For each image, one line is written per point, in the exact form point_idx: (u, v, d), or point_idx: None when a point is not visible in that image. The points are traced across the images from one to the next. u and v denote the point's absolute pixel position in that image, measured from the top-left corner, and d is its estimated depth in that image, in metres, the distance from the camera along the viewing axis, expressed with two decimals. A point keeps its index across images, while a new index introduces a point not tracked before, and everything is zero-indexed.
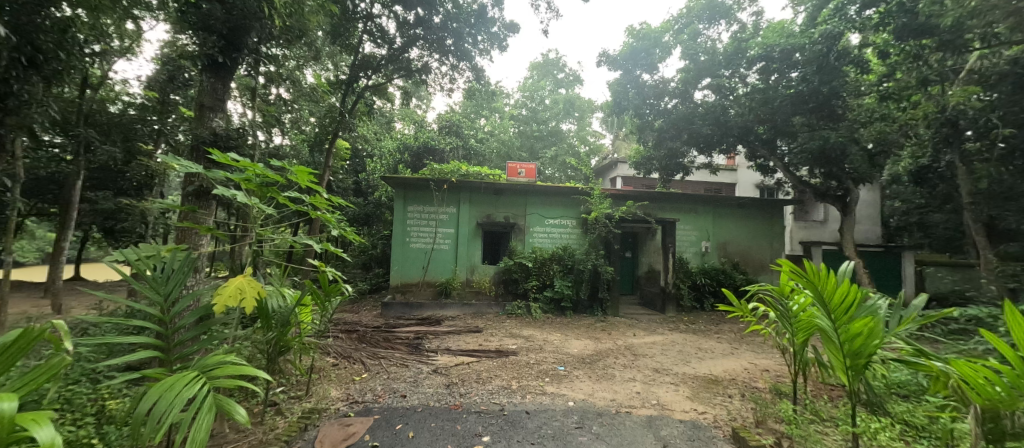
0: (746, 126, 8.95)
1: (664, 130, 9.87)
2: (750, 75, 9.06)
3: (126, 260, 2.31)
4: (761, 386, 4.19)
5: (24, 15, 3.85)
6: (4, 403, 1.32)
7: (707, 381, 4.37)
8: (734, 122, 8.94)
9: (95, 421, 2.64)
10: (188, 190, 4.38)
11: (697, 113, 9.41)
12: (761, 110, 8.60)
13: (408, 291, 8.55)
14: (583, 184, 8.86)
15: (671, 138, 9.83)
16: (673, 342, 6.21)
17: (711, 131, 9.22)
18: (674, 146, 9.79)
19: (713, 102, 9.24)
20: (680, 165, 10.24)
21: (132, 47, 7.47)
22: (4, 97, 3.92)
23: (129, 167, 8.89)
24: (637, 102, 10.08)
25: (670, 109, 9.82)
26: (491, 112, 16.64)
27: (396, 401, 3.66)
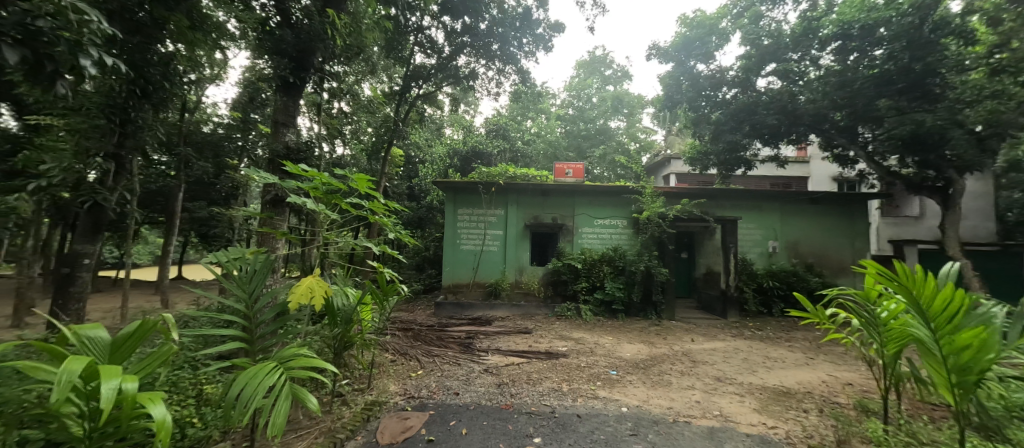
0: (820, 113, 8.04)
1: (722, 123, 9.18)
2: (824, 57, 8.27)
3: (218, 261, 2.55)
4: (844, 401, 3.76)
5: (137, 53, 4.36)
6: (128, 382, 1.48)
7: (779, 393, 3.99)
8: (803, 110, 8.09)
9: (195, 403, 2.75)
10: (267, 199, 4.77)
11: (759, 102, 8.65)
12: (837, 95, 7.70)
13: (458, 292, 8.75)
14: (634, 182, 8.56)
15: (731, 131, 9.09)
16: (738, 350, 5.77)
17: (777, 121, 8.46)
18: (734, 139, 9.02)
19: (780, 88, 8.41)
20: (742, 159, 9.54)
21: (220, 74, 8.21)
22: (125, 123, 4.88)
23: (219, 180, 10.01)
24: (693, 94, 9.52)
25: (729, 100, 9.16)
26: (537, 114, 16.65)
27: (450, 398, 3.73)
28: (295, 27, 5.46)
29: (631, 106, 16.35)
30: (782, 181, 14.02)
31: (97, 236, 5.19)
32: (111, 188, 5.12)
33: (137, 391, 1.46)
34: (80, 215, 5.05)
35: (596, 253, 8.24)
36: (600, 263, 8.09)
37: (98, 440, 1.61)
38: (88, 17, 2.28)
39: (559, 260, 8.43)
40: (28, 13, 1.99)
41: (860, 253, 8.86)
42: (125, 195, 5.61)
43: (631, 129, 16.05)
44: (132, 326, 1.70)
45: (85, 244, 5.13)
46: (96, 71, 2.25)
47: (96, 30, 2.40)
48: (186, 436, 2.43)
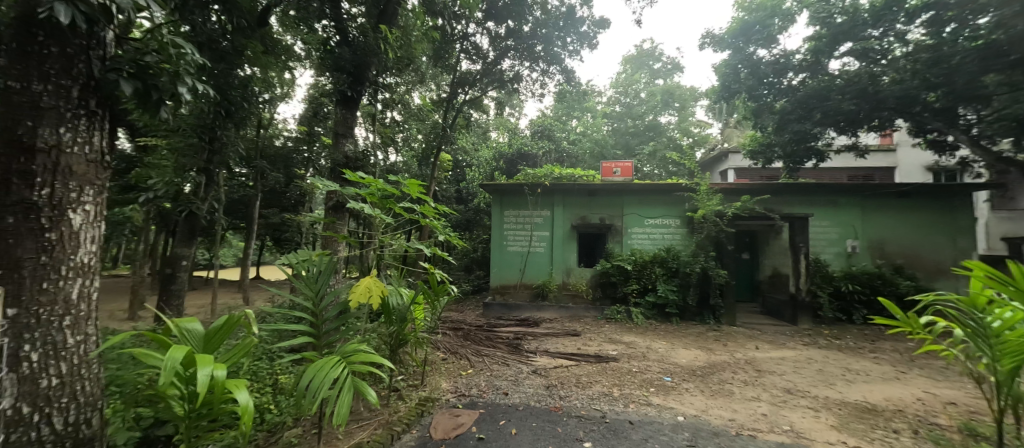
0: (909, 95, 7.18)
1: (788, 112, 8.45)
2: (913, 32, 7.41)
3: (289, 263, 2.79)
4: (945, 423, 3.34)
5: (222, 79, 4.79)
6: (220, 369, 1.66)
7: (862, 410, 3.63)
8: (887, 91, 7.28)
9: (272, 391, 3.04)
10: (329, 205, 5.14)
11: (834, 86, 7.85)
12: (930, 72, 6.83)
13: (506, 292, 8.86)
14: (688, 180, 8.12)
15: (798, 120, 8.35)
16: (810, 360, 5.32)
17: (856, 106, 7.59)
18: (803, 128, 8.26)
19: (857, 70, 7.64)
20: (813, 150, 8.67)
21: (288, 91, 8.93)
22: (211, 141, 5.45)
23: (289, 188, 10.93)
24: (753, 82, 8.89)
25: (796, 86, 8.45)
26: (582, 113, 16.46)
27: (499, 398, 3.79)
28: (353, 44, 5.84)
29: (682, 99, 15.53)
30: (863, 173, 12.68)
31: (192, 241, 5.88)
32: (203, 198, 5.78)
33: (226, 378, 1.64)
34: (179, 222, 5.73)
35: (648, 254, 7.96)
36: (652, 265, 7.80)
37: (196, 418, 1.83)
38: (185, 50, 2.47)
39: (608, 262, 8.25)
40: (140, 51, 2.21)
41: (961, 254, 7.83)
42: (213, 205, 6.30)
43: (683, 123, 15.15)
44: (220, 321, 1.91)
45: (184, 248, 5.81)
46: (190, 97, 2.39)
47: (193, 62, 2.60)
48: (264, 421, 2.74)
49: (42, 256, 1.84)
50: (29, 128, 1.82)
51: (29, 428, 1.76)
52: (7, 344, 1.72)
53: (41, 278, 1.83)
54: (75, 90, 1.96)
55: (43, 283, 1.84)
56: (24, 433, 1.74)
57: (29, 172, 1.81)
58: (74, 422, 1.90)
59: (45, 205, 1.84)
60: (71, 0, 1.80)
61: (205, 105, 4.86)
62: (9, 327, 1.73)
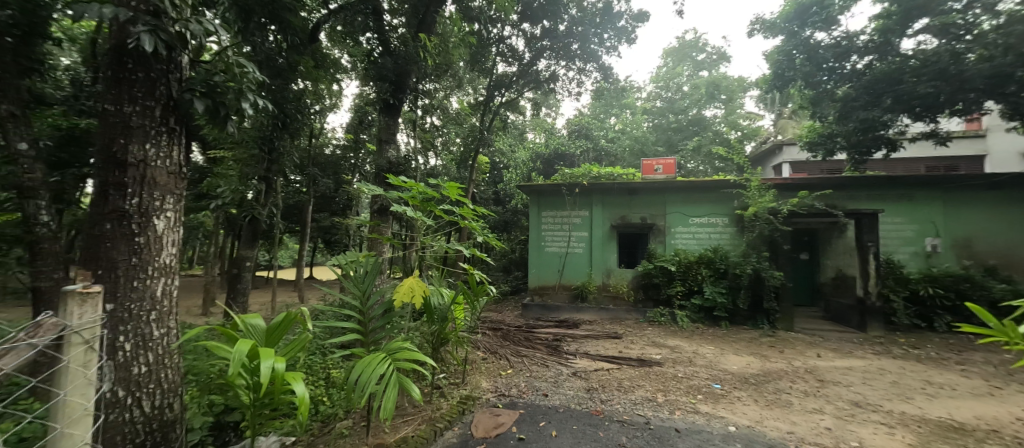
0: (999, 73, 6.16)
1: (851, 98, 7.49)
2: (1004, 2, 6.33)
3: (339, 264, 2.96)
4: None
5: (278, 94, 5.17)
6: (278, 362, 1.78)
7: (946, 429, 3.28)
8: (972, 72, 6.28)
9: (324, 384, 3.27)
10: (374, 209, 5.41)
11: (907, 68, 6.90)
12: None
13: (545, 293, 8.86)
14: (737, 175, 7.68)
15: (864, 107, 7.39)
16: (881, 371, 4.89)
17: (934, 89, 6.62)
18: (869, 115, 7.27)
19: (936, 48, 6.68)
20: (881, 139, 7.70)
21: (337, 102, 9.45)
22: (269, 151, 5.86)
23: (338, 193, 11.54)
24: (811, 68, 7.89)
25: (861, 70, 7.46)
26: (621, 110, 16.12)
27: (539, 399, 3.79)
28: (394, 54, 6.06)
29: (729, 91, 14.74)
30: (944, 163, 11.50)
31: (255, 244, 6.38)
32: (263, 204, 6.25)
33: (285, 370, 1.77)
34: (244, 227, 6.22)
35: (693, 254, 7.64)
36: (698, 266, 7.49)
37: (260, 406, 1.98)
38: (248, 68, 2.63)
39: (650, 263, 8.01)
40: (210, 72, 2.38)
41: None
42: (272, 211, 6.77)
43: (730, 116, 14.42)
44: (279, 317, 2.04)
45: (248, 250, 6.30)
46: (254, 112, 2.54)
47: (255, 78, 2.79)
48: (318, 412, 2.96)
49: (134, 258, 2.07)
50: (121, 145, 2.07)
51: (124, 409, 1.99)
52: (107, 334, 1.97)
53: (132, 277, 2.06)
54: (158, 109, 2.18)
55: (135, 282, 2.06)
56: (120, 413, 1.98)
57: (122, 185, 2.05)
58: (160, 406, 2.12)
59: (134, 213, 2.07)
60: (153, 30, 2.01)
61: (265, 118, 5.25)
62: (109, 319, 1.98)
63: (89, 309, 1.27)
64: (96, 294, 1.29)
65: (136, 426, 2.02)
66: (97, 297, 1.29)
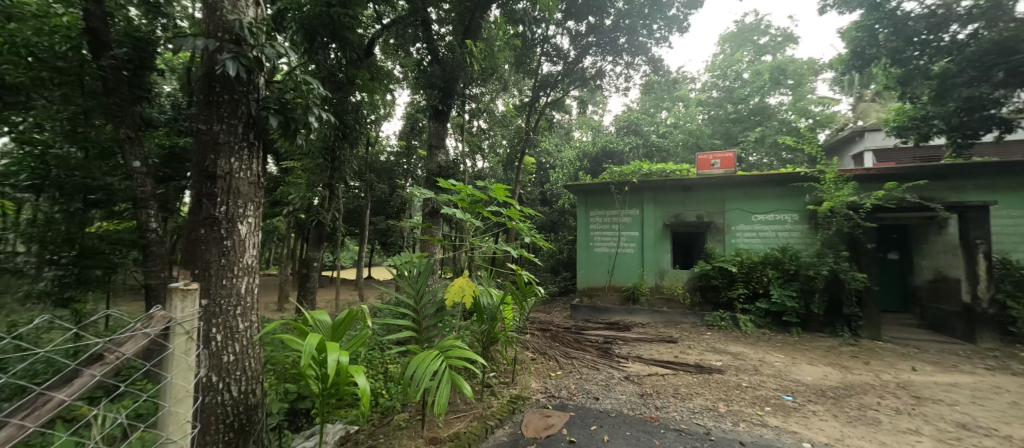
0: None
1: (954, 74, 6.11)
2: None
3: (394, 264, 3.10)
4: None
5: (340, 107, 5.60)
6: (341, 356, 1.90)
7: None
8: None
9: (382, 377, 3.47)
10: (426, 212, 5.64)
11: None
12: None
13: (594, 295, 8.73)
14: (808, 167, 7.04)
15: (971, 84, 5.98)
16: (993, 390, 4.27)
17: None
18: (977, 94, 5.86)
19: None
20: (996, 119, 6.13)
21: (391, 110, 9.94)
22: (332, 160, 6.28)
23: (394, 198, 12.16)
24: (898, 45, 6.46)
25: (966, 41, 6.04)
26: (673, 103, 15.43)
27: (589, 402, 3.74)
28: (442, 63, 6.26)
29: (797, 75, 13.42)
30: None
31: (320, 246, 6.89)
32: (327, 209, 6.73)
33: (349, 363, 1.89)
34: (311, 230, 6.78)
35: (758, 254, 7.14)
36: (762, 267, 6.99)
37: (327, 396, 2.14)
38: (313, 84, 2.85)
39: (708, 263, 7.62)
40: (282, 90, 2.62)
41: None
42: (335, 215, 7.25)
43: (799, 104, 13.08)
44: (343, 313, 2.18)
45: (316, 252, 6.82)
46: (319, 124, 2.74)
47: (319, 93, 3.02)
48: (379, 404, 3.16)
49: (223, 258, 2.32)
50: (212, 160, 2.33)
51: (217, 392, 2.23)
52: (202, 326, 2.22)
53: (222, 276, 2.30)
54: (240, 126, 2.42)
55: (224, 280, 2.31)
56: (214, 396, 2.22)
57: (212, 195, 2.31)
58: (245, 391, 2.35)
59: (222, 219, 2.32)
60: (236, 56, 2.24)
61: (327, 130, 5.65)
62: (205, 313, 2.24)
63: (189, 302, 1.44)
64: (194, 289, 1.45)
65: (226, 408, 2.26)
66: (195, 293, 1.46)
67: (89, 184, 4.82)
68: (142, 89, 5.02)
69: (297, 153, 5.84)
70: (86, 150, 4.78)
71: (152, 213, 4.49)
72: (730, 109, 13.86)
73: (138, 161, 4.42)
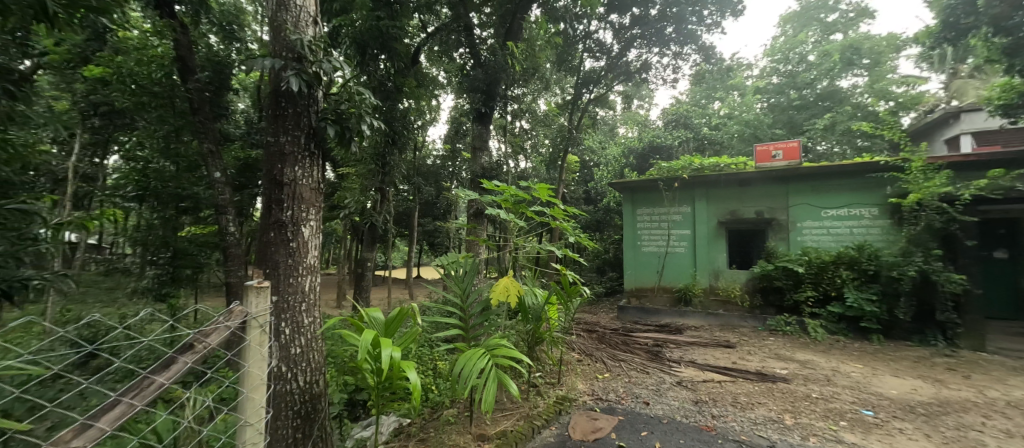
0: None
1: None
2: None
3: (441, 265, 3.20)
4: None
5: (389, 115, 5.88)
6: (393, 351, 2.00)
7: None
8: None
9: (432, 373, 3.60)
10: (471, 213, 5.77)
11: None
12: None
13: (643, 295, 8.49)
14: (887, 156, 6.35)
15: None
16: None
17: None
18: None
19: None
20: None
21: (436, 115, 10.23)
22: (383, 166, 6.58)
23: (440, 200, 12.53)
24: (1005, 9, 5.51)
25: None
26: (727, 93, 14.58)
27: (639, 406, 3.64)
28: (484, 66, 6.37)
29: (874, 53, 11.29)
30: None
31: (373, 247, 7.25)
32: (379, 212, 7.08)
33: (401, 359, 1.98)
34: (365, 232, 7.17)
35: (828, 253, 6.56)
36: (835, 267, 6.39)
37: (382, 389, 2.25)
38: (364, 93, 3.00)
39: (769, 263, 7.13)
40: (337, 101, 2.78)
41: None
42: (386, 218, 7.60)
43: (878, 84, 11.09)
44: (394, 311, 2.28)
45: (369, 252, 7.18)
46: (371, 132, 2.88)
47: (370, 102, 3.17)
48: (429, 398, 3.28)
49: (290, 259, 2.51)
50: (279, 169, 2.53)
51: (286, 381, 2.42)
52: (273, 320, 2.42)
53: (289, 275, 2.49)
54: (303, 137, 2.61)
55: (290, 278, 2.49)
56: (284, 384, 2.41)
57: (280, 201, 2.51)
58: (310, 381, 2.53)
59: (288, 223, 2.51)
60: (298, 72, 2.43)
61: (379, 137, 5.93)
62: (276, 308, 2.44)
63: (262, 298, 1.58)
64: (267, 287, 1.60)
65: (295, 396, 2.45)
66: (267, 290, 1.60)
67: (180, 194, 5.46)
68: (220, 107, 5.61)
69: (351, 161, 6.15)
70: (177, 163, 5.49)
71: (230, 218, 5.02)
72: (793, 95, 12.10)
73: (219, 172, 4.98)
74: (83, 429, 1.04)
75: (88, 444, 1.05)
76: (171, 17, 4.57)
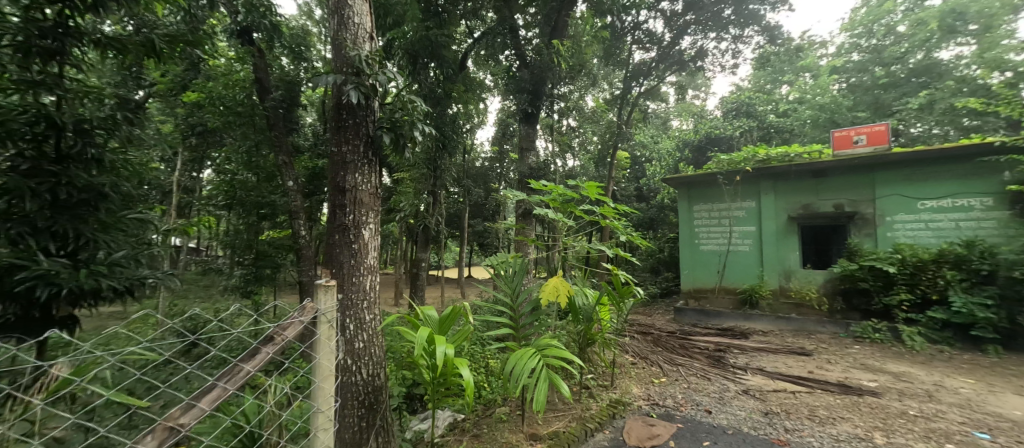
0: None
1: None
2: None
3: (491, 265, 3.26)
4: None
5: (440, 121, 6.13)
6: (446, 348, 2.07)
7: None
8: None
9: (484, 371, 3.68)
10: (519, 213, 5.82)
11: None
12: None
13: (703, 297, 8.08)
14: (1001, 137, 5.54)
15: None
16: None
17: None
18: None
19: None
20: None
21: (483, 117, 10.42)
22: (435, 170, 6.81)
23: (489, 201, 12.75)
24: None
25: None
26: (796, 75, 13.42)
27: (700, 415, 3.47)
28: (531, 66, 6.41)
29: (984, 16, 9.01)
30: None
31: (427, 248, 7.54)
32: (431, 214, 7.35)
33: (454, 356, 2.05)
34: (420, 233, 7.47)
35: (926, 250, 5.78)
36: (938, 266, 5.62)
37: (437, 384, 2.34)
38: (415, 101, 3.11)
39: (851, 263, 6.43)
40: (392, 110, 2.92)
41: None
42: (439, 219, 7.85)
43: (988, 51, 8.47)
44: (446, 309, 2.36)
45: (424, 253, 7.48)
46: (423, 137, 3.00)
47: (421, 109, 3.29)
48: (482, 396, 3.36)
49: (353, 259, 2.68)
50: (343, 177, 2.72)
51: (352, 374, 2.59)
52: (339, 316, 2.60)
53: (353, 274, 2.67)
54: (362, 146, 2.78)
55: (354, 278, 2.67)
56: (350, 376, 2.58)
57: (343, 206, 2.70)
58: (373, 374, 2.67)
59: (352, 227, 2.69)
60: (357, 86, 2.60)
61: (430, 142, 6.17)
62: (343, 306, 2.63)
63: (330, 295, 1.68)
64: (334, 285, 1.70)
65: (361, 388, 2.61)
66: (334, 287, 1.70)
67: (261, 202, 6.03)
68: (291, 121, 6.11)
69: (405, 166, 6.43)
70: (257, 175, 6.04)
71: (301, 222, 5.47)
72: (879, 73, 10.52)
73: (292, 181, 5.44)
74: (186, 409, 1.19)
75: (191, 422, 1.20)
76: (250, 43, 5.06)
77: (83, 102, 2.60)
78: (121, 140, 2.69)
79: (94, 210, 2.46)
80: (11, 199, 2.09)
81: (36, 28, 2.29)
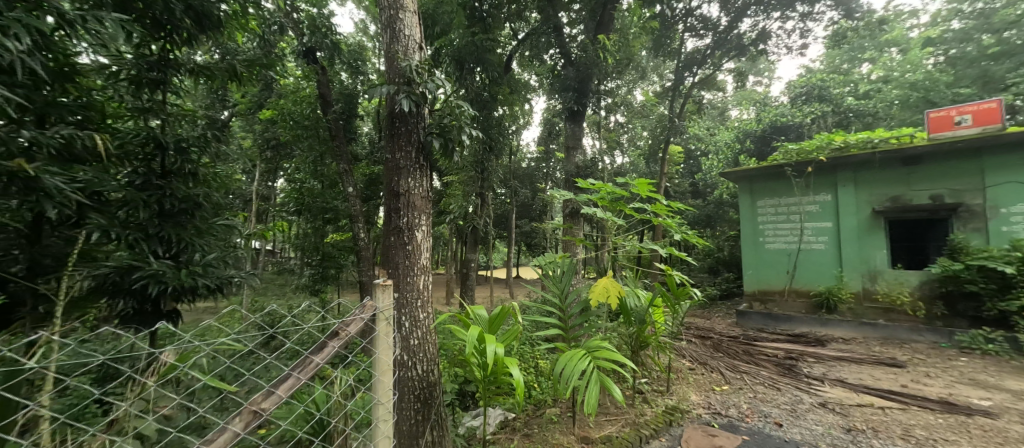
0: None
1: None
2: None
3: (540, 265, 3.25)
4: None
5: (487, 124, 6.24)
6: (496, 347, 2.10)
7: None
8: None
9: (533, 371, 3.69)
10: (567, 212, 5.75)
11: None
12: None
13: (770, 299, 7.52)
14: None
15: None
16: None
17: None
18: None
19: None
20: None
21: (529, 117, 10.46)
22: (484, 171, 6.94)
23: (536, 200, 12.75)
24: None
25: None
26: (877, 51, 12.06)
27: (769, 427, 3.24)
28: (577, 62, 6.32)
29: None
30: None
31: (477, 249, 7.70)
32: (480, 214, 7.49)
33: (504, 355, 2.08)
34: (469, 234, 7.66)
35: None
36: None
37: (488, 382, 2.39)
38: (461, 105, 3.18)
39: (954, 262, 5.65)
40: (441, 115, 3.01)
41: None
42: (488, 220, 7.99)
43: None
44: (496, 309, 2.39)
45: (473, 253, 7.68)
46: (470, 141, 3.07)
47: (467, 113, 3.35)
48: (532, 395, 3.37)
49: (408, 260, 2.81)
50: (398, 181, 2.85)
51: (409, 370, 2.71)
52: (396, 314, 2.74)
53: (408, 274, 2.80)
54: (414, 152, 2.89)
55: (409, 278, 2.79)
56: (407, 372, 2.69)
57: (397, 210, 2.84)
58: (429, 371, 2.77)
59: (405, 229, 2.81)
60: (409, 95, 2.73)
61: (478, 145, 6.31)
62: (400, 304, 2.77)
63: (387, 294, 1.78)
64: (389, 284, 1.80)
65: (418, 384, 2.72)
66: (390, 286, 1.80)
67: (326, 207, 6.51)
68: (350, 131, 6.51)
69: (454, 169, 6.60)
70: (321, 182, 6.50)
71: (361, 226, 5.80)
72: (986, 41, 9.13)
73: (352, 187, 5.79)
74: (268, 395, 1.32)
75: (271, 407, 1.32)
76: (314, 61, 5.48)
77: (180, 123, 2.95)
78: (211, 156, 3.01)
79: (192, 218, 2.79)
80: (129, 209, 2.40)
81: (145, 62, 2.64)
